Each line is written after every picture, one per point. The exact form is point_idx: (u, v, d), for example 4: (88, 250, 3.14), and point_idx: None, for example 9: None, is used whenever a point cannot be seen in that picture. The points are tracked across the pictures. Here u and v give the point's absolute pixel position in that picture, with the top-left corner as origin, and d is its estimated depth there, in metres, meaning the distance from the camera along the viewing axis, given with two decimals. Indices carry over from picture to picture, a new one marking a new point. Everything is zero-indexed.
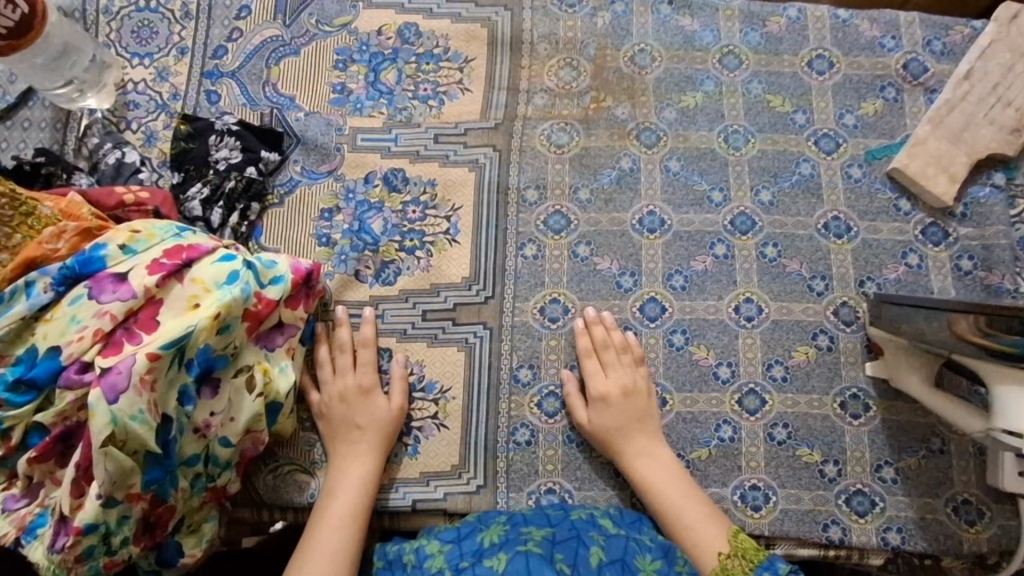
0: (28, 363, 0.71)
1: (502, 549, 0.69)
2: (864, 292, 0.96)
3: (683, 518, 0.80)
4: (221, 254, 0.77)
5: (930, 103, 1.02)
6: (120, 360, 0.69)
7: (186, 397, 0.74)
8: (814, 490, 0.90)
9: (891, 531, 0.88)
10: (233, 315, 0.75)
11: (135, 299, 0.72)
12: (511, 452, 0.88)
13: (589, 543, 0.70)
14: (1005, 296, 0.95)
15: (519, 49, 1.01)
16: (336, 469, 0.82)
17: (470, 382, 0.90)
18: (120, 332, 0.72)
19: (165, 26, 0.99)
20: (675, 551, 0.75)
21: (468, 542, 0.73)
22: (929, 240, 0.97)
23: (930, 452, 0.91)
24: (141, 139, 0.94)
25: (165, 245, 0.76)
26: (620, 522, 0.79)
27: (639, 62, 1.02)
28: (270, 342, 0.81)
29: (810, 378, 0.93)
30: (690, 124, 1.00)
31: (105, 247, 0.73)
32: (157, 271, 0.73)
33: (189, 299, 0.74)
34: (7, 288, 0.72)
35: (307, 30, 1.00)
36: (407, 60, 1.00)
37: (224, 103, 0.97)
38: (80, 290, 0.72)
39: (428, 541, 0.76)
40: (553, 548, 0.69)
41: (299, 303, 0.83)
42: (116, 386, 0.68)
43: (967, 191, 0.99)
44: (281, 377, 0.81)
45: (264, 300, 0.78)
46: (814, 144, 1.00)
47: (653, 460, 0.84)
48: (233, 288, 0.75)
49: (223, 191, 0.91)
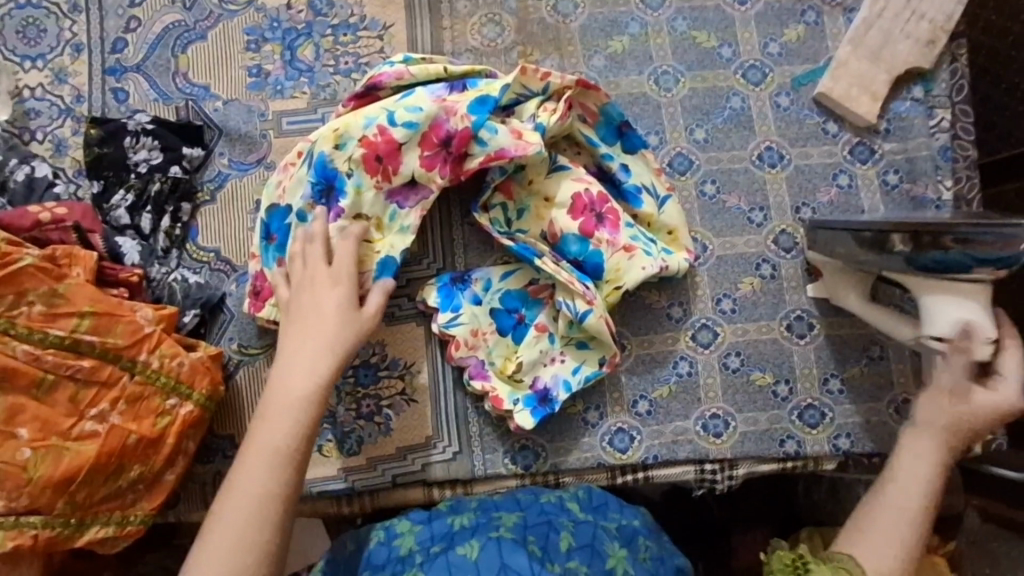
0: (585, 252, 0.91)
1: (473, 536, 0.76)
2: (801, 217, 1.00)
3: (890, 499, 0.78)
4: (472, 72, 0.89)
5: (849, 23, 1.03)
6: (421, 165, 0.86)
7: (561, 245, 0.91)
8: (770, 411, 0.96)
9: (842, 437, 0.96)
10: (506, 139, 0.85)
11: (467, 125, 0.85)
12: (482, 417, 0.92)
13: (560, 529, 0.79)
14: (930, 206, 1.00)
15: (437, 8, 0.97)
16: (287, 402, 0.73)
17: (434, 356, 0.93)
18: (435, 147, 0.86)
19: (53, 22, 0.91)
20: (636, 539, 0.84)
21: (437, 525, 0.80)
22: (857, 160, 1.01)
23: (872, 359, 0.98)
24: (49, 149, 0.89)
25: (518, 87, 0.88)
26: (586, 507, 0.86)
27: (563, 11, 0.99)
28: (558, 254, 0.91)
29: (757, 307, 0.98)
30: (620, 70, 0.99)
31: (418, 108, 0.85)
32: (535, 81, 0.88)
33: (576, 187, 0.91)
34: (413, 102, 0.85)
35: (209, 11, 0.94)
36: (322, 33, 0.95)
37: (132, 100, 0.91)
38: (665, 186, 0.96)
39: (400, 520, 0.84)
40: (525, 531, 0.78)
41: (603, 230, 0.91)
42: (399, 193, 0.87)
43: (890, 107, 1.02)
44: (563, 276, 0.89)
45: (615, 237, 0.91)
46: (742, 77, 1.01)
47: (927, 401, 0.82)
48: (635, 231, 0.93)
49: (150, 195, 0.87)
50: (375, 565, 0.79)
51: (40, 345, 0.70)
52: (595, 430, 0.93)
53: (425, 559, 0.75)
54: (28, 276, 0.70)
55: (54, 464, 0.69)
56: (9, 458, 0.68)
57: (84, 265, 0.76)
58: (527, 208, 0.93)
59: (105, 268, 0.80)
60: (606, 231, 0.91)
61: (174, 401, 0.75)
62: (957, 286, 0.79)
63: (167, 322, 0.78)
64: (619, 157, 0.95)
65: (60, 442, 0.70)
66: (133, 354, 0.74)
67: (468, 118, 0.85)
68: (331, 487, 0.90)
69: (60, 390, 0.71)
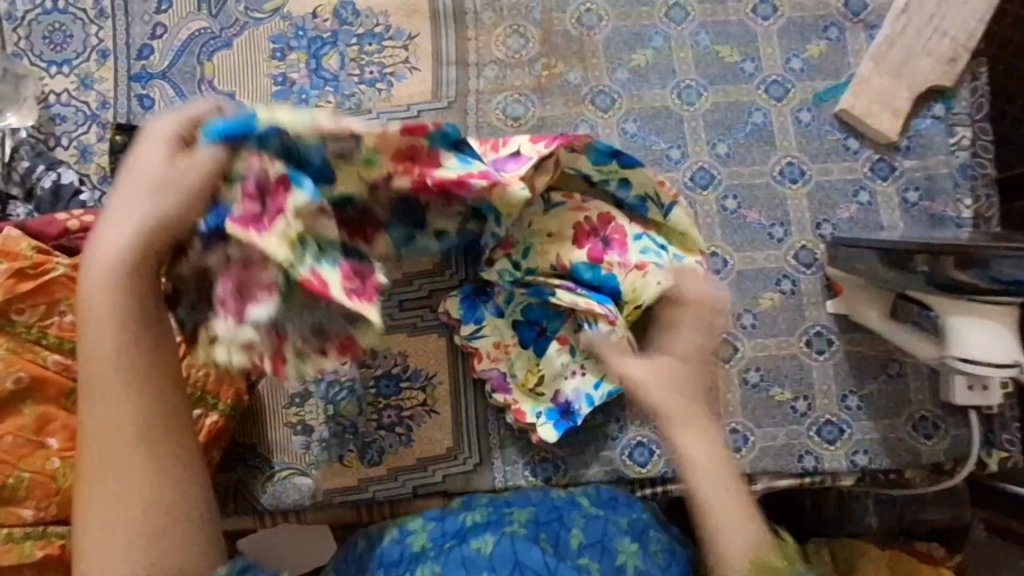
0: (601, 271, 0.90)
1: (487, 532, 0.78)
2: (821, 233, 1.00)
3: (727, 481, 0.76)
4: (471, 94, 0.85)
5: (871, 39, 1.03)
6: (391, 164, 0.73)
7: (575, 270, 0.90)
8: (787, 426, 0.97)
9: (859, 453, 0.97)
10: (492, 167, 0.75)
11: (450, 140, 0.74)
12: (503, 429, 0.93)
13: (570, 526, 0.80)
14: (948, 224, 1.01)
15: (462, 19, 0.97)
16: (99, 321, 0.64)
17: (456, 366, 0.93)
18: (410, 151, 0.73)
19: (80, 27, 0.92)
20: (648, 533, 0.82)
21: (449, 522, 0.81)
22: (877, 176, 1.02)
23: (889, 377, 0.99)
24: (75, 156, 0.89)
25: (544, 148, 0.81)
26: (597, 502, 0.86)
27: (587, 23, 0.99)
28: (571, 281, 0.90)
29: (776, 323, 0.99)
30: (644, 84, 0.99)
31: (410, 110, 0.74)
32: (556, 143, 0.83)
33: (576, 217, 0.91)
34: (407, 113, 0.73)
35: (235, 18, 0.94)
36: (348, 42, 0.95)
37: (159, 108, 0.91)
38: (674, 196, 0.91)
39: (412, 519, 0.83)
40: (538, 528, 0.79)
41: (615, 252, 0.91)
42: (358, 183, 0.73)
43: (911, 124, 1.03)
44: (582, 304, 0.88)
45: (625, 258, 0.91)
46: (764, 92, 1.01)
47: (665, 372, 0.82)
48: (644, 243, 0.93)
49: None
50: (388, 563, 0.78)
51: (70, 355, 0.71)
52: (615, 443, 0.94)
53: (437, 556, 0.76)
54: (60, 286, 0.71)
55: None
56: (39, 467, 0.67)
57: None
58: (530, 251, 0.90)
59: None
60: (616, 254, 0.91)
61: (200, 411, 0.79)
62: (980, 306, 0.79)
63: None
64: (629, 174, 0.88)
65: None
66: None
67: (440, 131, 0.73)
68: (352, 497, 0.90)
69: None
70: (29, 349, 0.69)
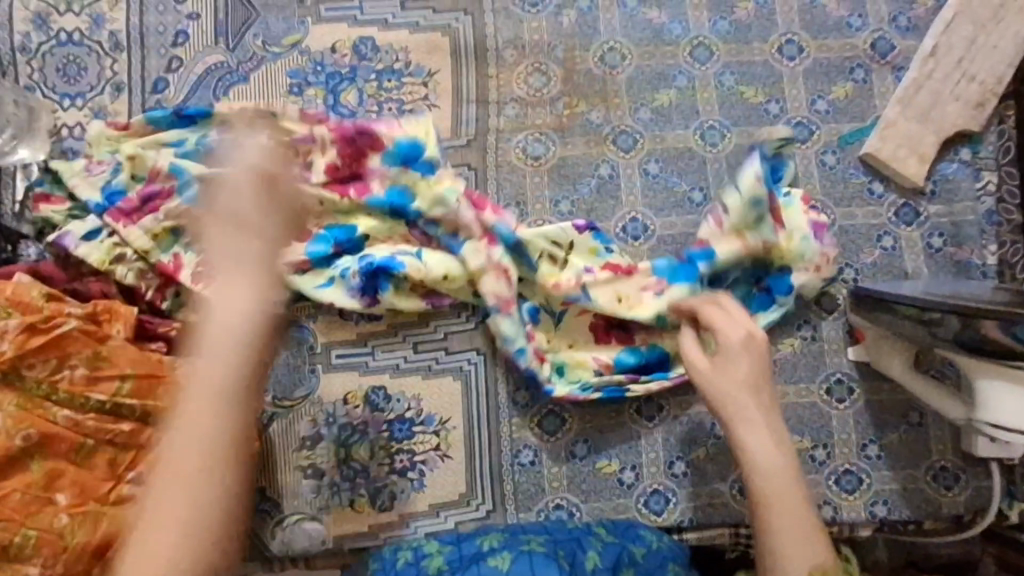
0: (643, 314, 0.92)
1: (505, 548, 0.72)
2: (844, 278, 0.99)
3: (783, 496, 0.73)
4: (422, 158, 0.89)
5: (898, 81, 1.02)
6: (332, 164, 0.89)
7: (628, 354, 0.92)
8: (806, 475, 0.95)
9: (878, 504, 0.95)
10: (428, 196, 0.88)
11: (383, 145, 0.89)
12: (517, 475, 0.91)
13: (587, 547, 0.74)
14: (974, 271, 0.99)
15: (484, 57, 0.97)
16: (219, 333, 0.56)
17: (469, 410, 0.92)
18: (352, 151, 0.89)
19: (95, 60, 0.94)
20: (667, 566, 0.74)
21: (467, 544, 0.74)
22: (902, 222, 1.00)
23: (911, 426, 0.97)
24: (98, 195, 0.87)
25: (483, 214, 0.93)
26: (614, 530, 0.78)
27: (609, 62, 0.98)
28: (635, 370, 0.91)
29: (796, 369, 0.97)
30: (666, 124, 0.98)
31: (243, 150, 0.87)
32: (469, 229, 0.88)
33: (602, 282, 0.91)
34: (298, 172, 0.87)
35: (252, 52, 0.95)
36: (367, 78, 0.95)
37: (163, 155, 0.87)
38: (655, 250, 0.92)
39: (427, 541, 0.77)
40: (555, 546, 0.73)
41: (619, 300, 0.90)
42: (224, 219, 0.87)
43: (936, 168, 1.01)
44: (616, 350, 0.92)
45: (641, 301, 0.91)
46: (788, 134, 1.00)
47: (747, 370, 0.78)
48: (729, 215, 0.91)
49: (153, 263, 0.85)
50: None
51: (80, 410, 0.73)
52: (630, 491, 0.92)
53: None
54: (71, 339, 0.74)
55: (96, 531, 0.70)
56: (47, 525, 0.69)
57: (122, 321, 0.80)
58: (564, 361, 0.91)
59: (144, 324, 0.83)
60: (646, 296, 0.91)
61: None
62: (1009, 372, 0.77)
63: None
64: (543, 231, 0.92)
65: (96, 508, 0.71)
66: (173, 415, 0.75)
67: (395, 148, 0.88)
68: (362, 543, 0.89)
69: (99, 455, 0.73)
70: (40, 404, 0.72)
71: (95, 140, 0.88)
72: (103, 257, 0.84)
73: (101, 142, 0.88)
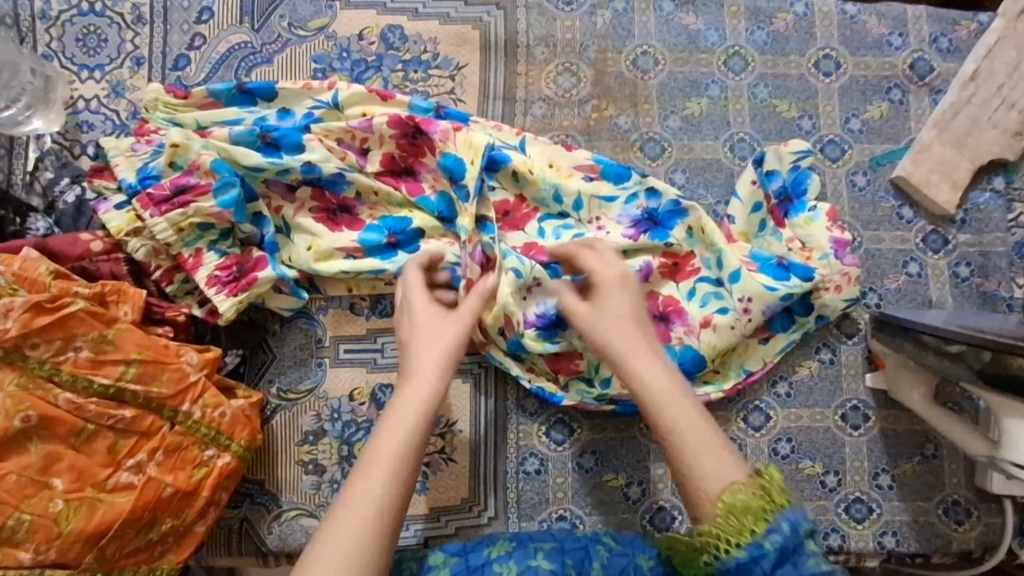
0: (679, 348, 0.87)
1: (512, 561, 0.69)
2: (866, 303, 0.96)
3: (676, 414, 0.68)
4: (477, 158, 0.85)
5: (935, 104, 0.99)
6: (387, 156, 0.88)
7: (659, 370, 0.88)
8: (815, 501, 0.93)
9: (887, 535, 0.93)
10: (469, 219, 0.84)
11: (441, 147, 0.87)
12: (521, 483, 0.89)
13: (594, 556, 0.70)
14: (1001, 304, 0.96)
15: (514, 53, 0.95)
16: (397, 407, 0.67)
17: (477, 413, 0.90)
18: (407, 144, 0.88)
19: (115, 32, 0.91)
20: None
21: (474, 555, 0.71)
22: (930, 248, 0.97)
23: (925, 457, 0.95)
24: (134, 174, 0.83)
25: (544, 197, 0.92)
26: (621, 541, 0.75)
27: (642, 66, 0.96)
28: None
29: (812, 392, 0.95)
30: (695, 133, 0.95)
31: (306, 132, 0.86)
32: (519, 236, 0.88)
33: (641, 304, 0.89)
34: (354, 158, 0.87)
35: (278, 34, 0.92)
36: (392, 67, 0.93)
37: (214, 136, 0.85)
38: (690, 206, 0.88)
39: (433, 553, 0.74)
40: (563, 556, 0.70)
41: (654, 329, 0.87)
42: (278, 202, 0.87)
43: (968, 197, 0.98)
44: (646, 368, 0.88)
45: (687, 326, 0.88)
46: (820, 151, 0.97)
47: (621, 297, 0.77)
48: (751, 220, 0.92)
49: (173, 253, 0.82)
50: None
51: (81, 393, 0.71)
52: (635, 507, 0.90)
53: None
54: (77, 320, 0.72)
55: (92, 517, 0.69)
56: (41, 510, 0.67)
57: (131, 303, 0.77)
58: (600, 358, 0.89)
59: (152, 307, 0.81)
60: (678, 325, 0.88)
61: (212, 451, 0.75)
62: None
63: (211, 366, 0.78)
64: (592, 232, 0.88)
65: (93, 494, 0.70)
66: (177, 403, 0.74)
67: (441, 161, 0.86)
68: None
69: (99, 440, 0.72)
70: (41, 385, 0.70)
71: (152, 104, 0.87)
72: (123, 226, 0.81)
73: (158, 107, 0.87)
